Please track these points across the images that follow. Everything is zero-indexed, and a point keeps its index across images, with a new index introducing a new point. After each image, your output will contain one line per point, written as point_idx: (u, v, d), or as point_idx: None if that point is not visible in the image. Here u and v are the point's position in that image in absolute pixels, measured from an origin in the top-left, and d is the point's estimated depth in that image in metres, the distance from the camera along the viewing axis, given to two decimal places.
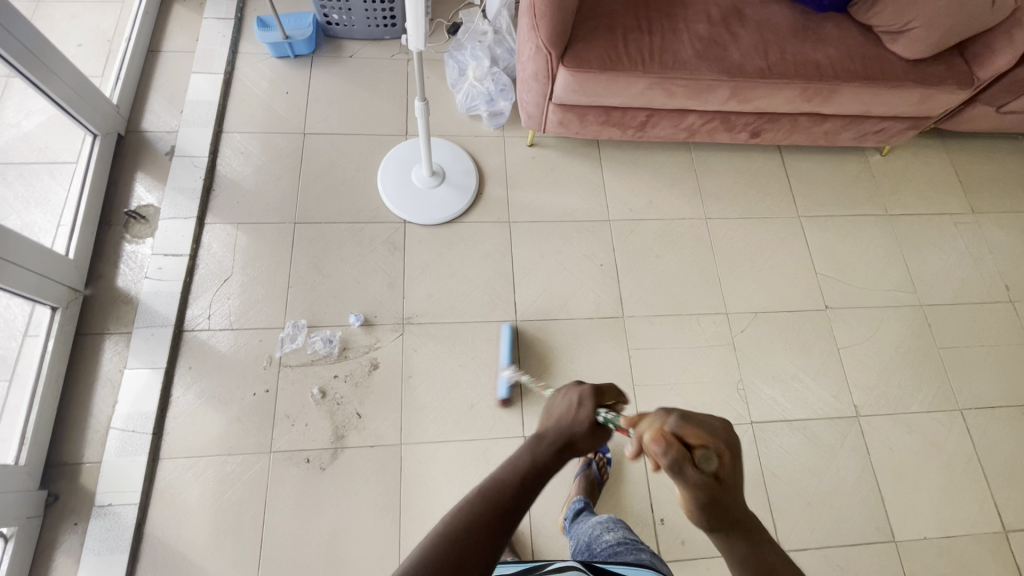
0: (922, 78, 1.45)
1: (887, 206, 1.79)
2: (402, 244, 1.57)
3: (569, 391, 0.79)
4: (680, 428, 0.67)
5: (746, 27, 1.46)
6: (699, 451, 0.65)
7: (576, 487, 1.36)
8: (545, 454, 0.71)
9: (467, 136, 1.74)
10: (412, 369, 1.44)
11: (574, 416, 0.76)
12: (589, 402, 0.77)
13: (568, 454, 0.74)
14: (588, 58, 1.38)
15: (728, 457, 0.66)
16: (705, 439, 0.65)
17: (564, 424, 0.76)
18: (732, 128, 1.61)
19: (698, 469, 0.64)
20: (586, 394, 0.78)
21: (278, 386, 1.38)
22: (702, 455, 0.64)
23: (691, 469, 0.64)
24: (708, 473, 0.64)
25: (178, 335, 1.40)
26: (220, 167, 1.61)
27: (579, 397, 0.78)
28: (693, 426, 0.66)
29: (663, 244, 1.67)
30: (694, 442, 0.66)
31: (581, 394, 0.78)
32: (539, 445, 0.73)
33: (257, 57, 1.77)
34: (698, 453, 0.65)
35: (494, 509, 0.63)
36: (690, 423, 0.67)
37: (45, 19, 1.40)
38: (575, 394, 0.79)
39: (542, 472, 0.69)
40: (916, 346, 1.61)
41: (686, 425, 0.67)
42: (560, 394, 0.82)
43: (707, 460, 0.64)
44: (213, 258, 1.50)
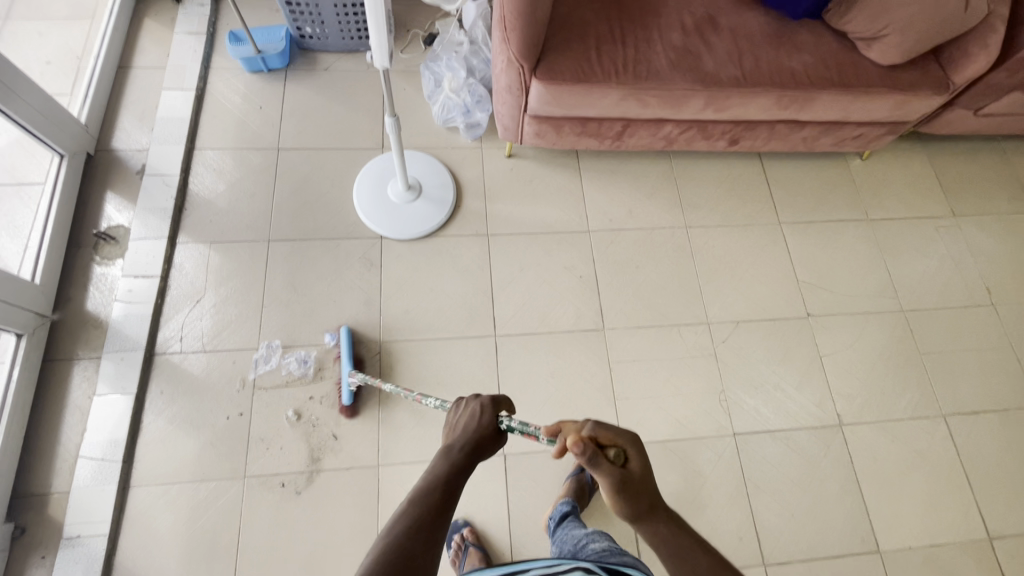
0: (897, 84, 1.45)
1: (868, 211, 1.78)
2: (378, 260, 1.55)
3: (468, 404, 0.82)
4: (593, 429, 0.74)
5: (720, 35, 1.45)
6: (610, 448, 0.73)
7: (564, 490, 1.34)
8: (458, 462, 0.75)
9: (444, 149, 1.72)
10: (389, 388, 1.42)
11: (478, 423, 0.79)
12: (489, 410, 0.81)
13: (478, 457, 0.77)
14: (561, 70, 1.36)
15: (635, 452, 0.74)
16: (615, 438, 0.74)
17: (469, 434, 0.78)
18: (710, 137, 1.60)
19: (610, 463, 0.72)
20: (486, 404, 0.81)
21: (252, 409, 1.36)
22: (613, 452, 0.73)
23: (605, 464, 0.72)
24: (617, 467, 0.72)
25: (149, 358, 1.38)
26: (192, 185, 1.58)
27: (481, 406, 0.81)
28: (604, 427, 0.75)
29: (644, 254, 1.65)
30: (606, 442, 0.74)
31: (481, 403, 0.81)
32: (450, 456, 0.75)
33: (229, 72, 1.74)
34: (610, 451, 0.73)
35: (422, 519, 0.66)
36: (602, 425, 0.75)
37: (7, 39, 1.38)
38: (475, 404, 0.82)
39: (459, 479, 0.73)
40: (898, 352, 1.60)
41: (599, 426, 0.74)
42: (459, 408, 0.84)
43: (617, 455, 0.73)
44: (185, 279, 1.48)
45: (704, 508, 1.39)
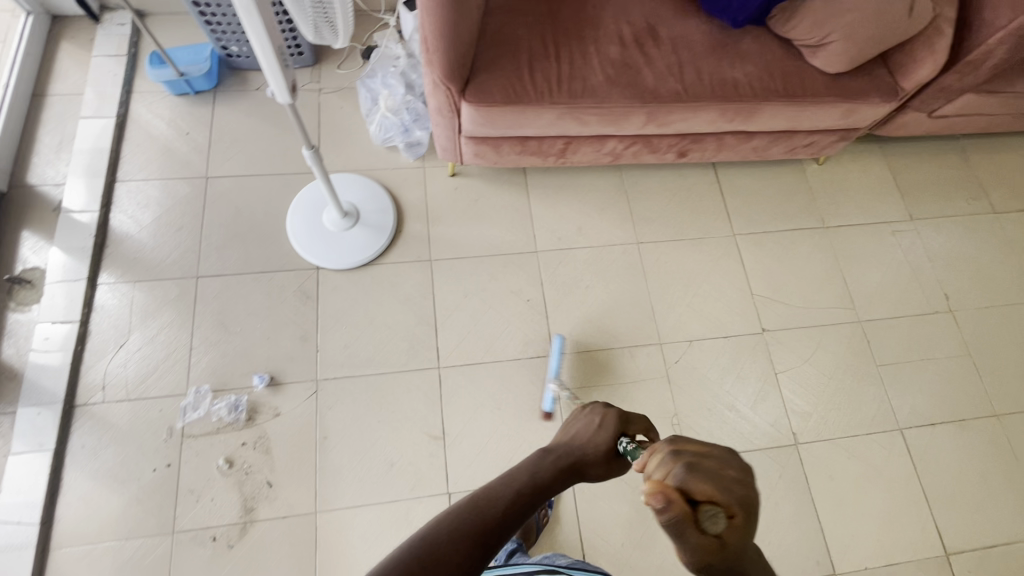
0: (844, 92, 1.39)
1: (825, 218, 1.73)
2: (315, 292, 1.48)
3: (590, 414, 0.80)
4: (683, 477, 0.51)
5: (660, 47, 1.38)
6: (704, 507, 0.50)
7: None
8: (557, 466, 0.70)
9: (384, 170, 1.65)
10: (327, 429, 1.36)
11: (591, 435, 0.76)
12: (612, 424, 0.77)
13: (575, 471, 0.72)
14: (491, 91, 1.29)
15: (740, 517, 0.51)
16: (716, 494, 0.50)
17: (579, 442, 0.75)
18: (657, 150, 1.54)
19: (701, 532, 0.50)
20: (612, 417, 0.78)
21: (180, 459, 1.30)
22: (708, 513, 0.50)
23: (692, 533, 0.49)
24: (713, 536, 0.50)
25: (69, 411, 1.31)
26: (115, 221, 1.50)
27: (602, 418, 0.78)
28: (704, 474, 0.51)
29: (594, 273, 1.60)
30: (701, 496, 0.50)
31: (605, 412, 0.79)
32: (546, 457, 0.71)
33: (153, 96, 1.65)
34: (703, 511, 0.50)
35: (477, 517, 0.58)
36: (697, 470, 0.51)
37: None
38: (597, 413, 0.80)
39: (553, 479, 0.68)
40: (856, 364, 1.57)
41: (692, 475, 0.51)
42: (580, 414, 0.82)
43: (712, 521, 0.50)
44: (108, 323, 1.40)
45: (657, 538, 1.35)
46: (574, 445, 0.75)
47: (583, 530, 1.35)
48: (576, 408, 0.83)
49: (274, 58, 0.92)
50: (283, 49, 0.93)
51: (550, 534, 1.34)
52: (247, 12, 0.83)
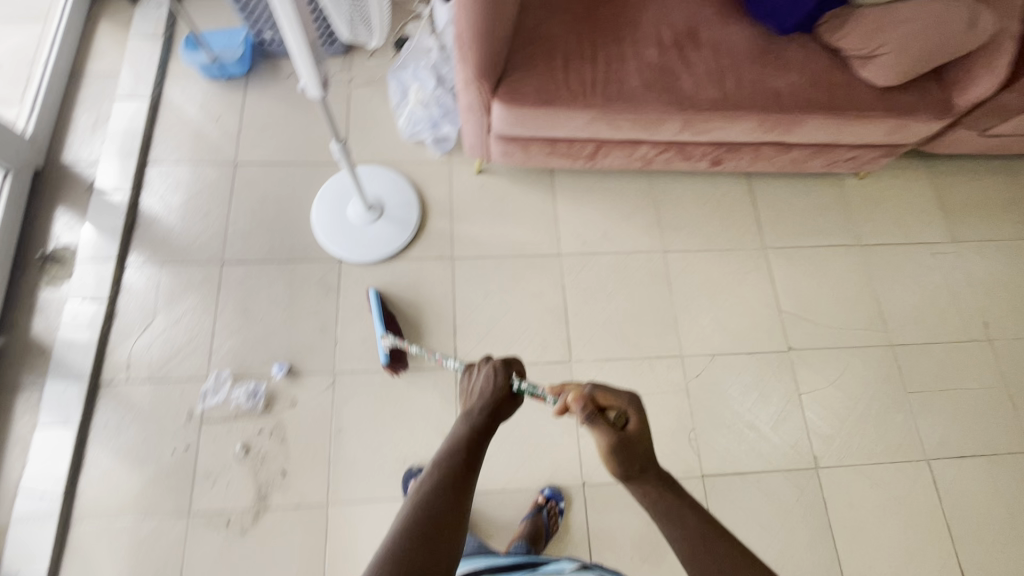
0: (894, 107, 1.33)
1: (860, 235, 1.67)
2: (336, 284, 1.49)
3: (479, 371, 0.82)
4: (593, 391, 0.74)
5: (700, 51, 1.34)
6: (610, 409, 0.73)
7: (520, 532, 1.29)
8: (480, 421, 0.75)
9: (411, 164, 1.63)
10: (342, 422, 1.36)
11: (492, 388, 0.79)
12: (501, 372, 0.80)
13: (501, 413, 0.78)
14: (523, 91, 1.27)
15: (635, 416, 0.72)
16: (614, 399, 0.73)
17: (487, 397, 0.78)
18: (690, 158, 1.50)
19: (609, 423, 0.72)
20: (497, 365, 0.81)
21: (199, 443, 1.32)
22: (612, 411, 0.73)
23: (601, 421, 0.72)
24: (617, 427, 0.72)
25: (94, 388, 1.33)
26: (145, 202, 1.52)
27: (493, 369, 0.80)
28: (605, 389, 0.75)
29: (617, 280, 1.57)
30: (605, 403, 0.74)
31: (492, 365, 0.81)
32: (471, 417, 0.75)
33: (187, 79, 1.66)
34: (609, 412, 0.73)
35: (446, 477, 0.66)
36: (602, 387, 0.75)
37: None
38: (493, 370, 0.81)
39: (484, 425, 0.75)
40: (883, 388, 1.51)
41: (599, 387, 0.75)
42: (470, 375, 0.83)
43: (614, 416, 0.72)
44: (135, 303, 1.42)
45: (668, 555, 1.33)
46: (485, 396, 0.78)
47: (592, 540, 1.34)
48: (464, 371, 0.84)
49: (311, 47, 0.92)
50: (316, 41, 0.92)
51: (560, 542, 1.33)
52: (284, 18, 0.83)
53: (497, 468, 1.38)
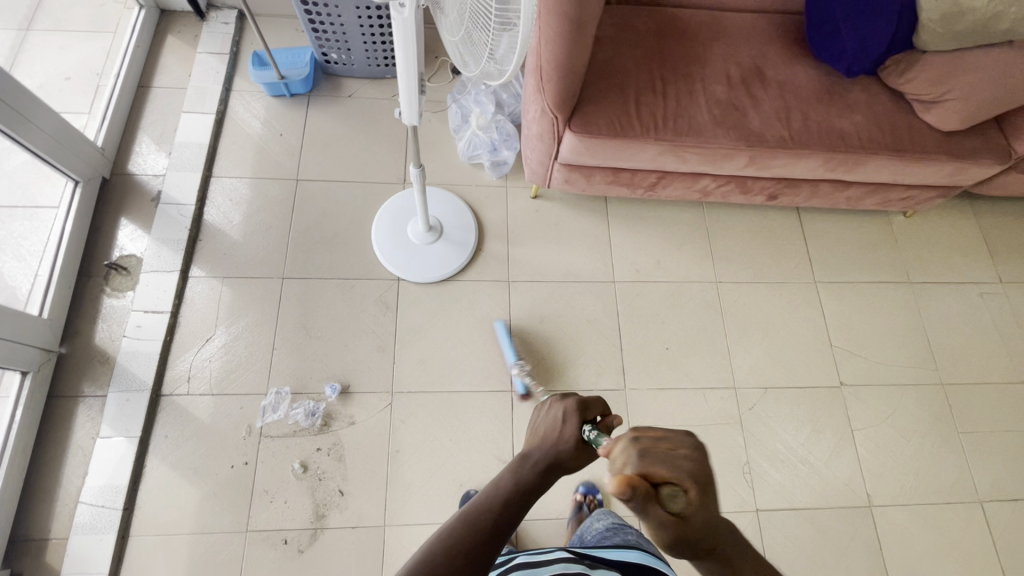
0: (957, 151, 1.35)
1: (908, 272, 1.69)
2: (395, 303, 1.50)
3: (551, 409, 0.75)
4: (641, 464, 0.56)
5: (767, 90, 1.37)
6: (664, 489, 0.55)
7: (568, 535, 1.32)
8: (526, 480, 0.67)
9: (468, 187, 1.66)
10: (399, 443, 1.36)
11: (557, 437, 0.71)
12: (574, 422, 0.73)
13: (554, 473, 0.69)
14: (597, 123, 1.29)
15: (697, 493, 0.56)
16: (671, 477, 0.55)
17: (550, 444, 0.71)
18: (748, 192, 1.52)
19: (665, 509, 0.55)
20: (569, 407, 0.74)
21: (257, 459, 1.31)
22: (668, 494, 0.55)
23: (657, 511, 0.55)
24: (674, 513, 0.56)
25: (155, 400, 1.33)
26: (207, 215, 1.54)
27: (563, 412, 0.74)
28: (655, 458, 0.56)
29: (670, 309, 1.58)
30: (660, 481, 0.55)
31: (565, 409, 0.74)
32: (523, 465, 0.69)
33: (252, 95, 1.69)
34: (664, 493, 0.55)
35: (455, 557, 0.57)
36: (654, 458, 0.56)
37: (24, 75, 1.37)
38: (563, 414, 0.74)
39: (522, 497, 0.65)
40: (935, 428, 1.51)
41: (650, 460, 0.56)
42: (544, 411, 0.77)
43: (672, 499, 0.55)
44: (196, 314, 1.42)
45: None
46: (546, 447, 0.71)
47: None
48: (539, 404, 0.79)
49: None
50: (424, 72, 0.93)
51: None
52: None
53: (551, 495, 1.37)
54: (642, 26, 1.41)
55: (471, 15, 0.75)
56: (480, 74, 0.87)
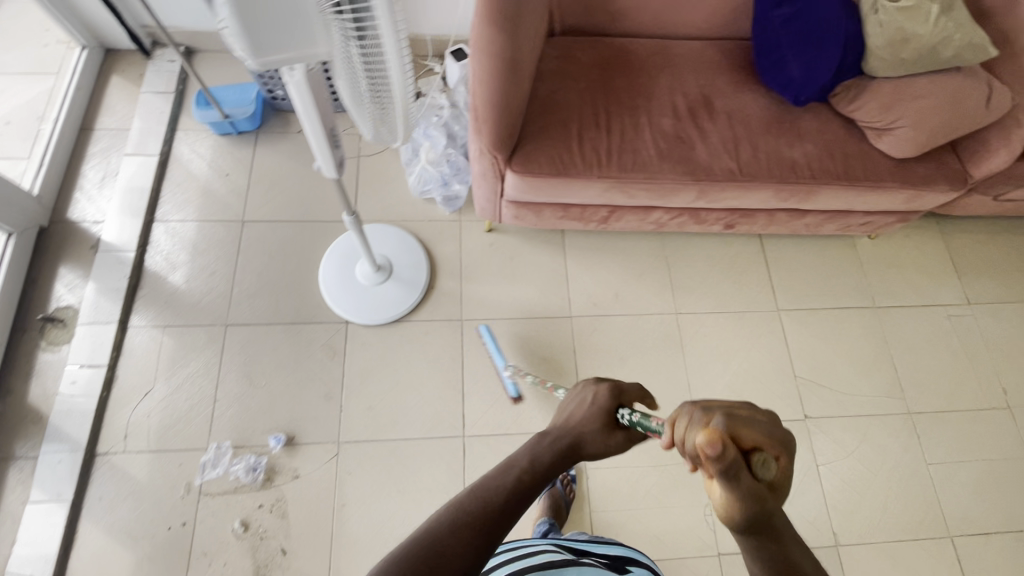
0: (910, 179, 1.31)
1: (874, 296, 1.65)
2: (343, 348, 1.45)
3: (581, 391, 0.75)
4: (728, 425, 0.45)
5: (715, 120, 1.33)
6: (754, 455, 0.45)
7: (540, 509, 1.32)
8: (547, 455, 0.66)
9: (420, 222, 1.62)
10: (346, 496, 1.32)
11: (585, 416, 0.71)
12: (604, 400, 0.73)
13: (575, 454, 0.68)
14: (538, 161, 1.25)
15: (785, 459, 0.47)
16: (763, 439, 0.46)
17: (576, 426, 0.71)
18: (703, 223, 1.49)
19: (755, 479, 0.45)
20: (603, 390, 0.74)
21: (196, 518, 1.26)
22: (760, 460, 0.45)
23: (747, 480, 0.44)
24: (764, 483, 0.45)
25: (90, 459, 1.29)
26: (149, 260, 1.50)
27: (594, 395, 0.74)
28: (743, 419, 0.46)
29: (629, 343, 1.54)
30: (749, 443, 0.45)
31: (596, 392, 0.74)
32: (543, 442, 0.67)
33: (197, 134, 1.65)
34: (756, 459, 0.45)
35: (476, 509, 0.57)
36: (742, 418, 0.46)
37: None
38: (589, 393, 0.74)
39: (551, 471, 0.65)
40: (903, 460, 1.47)
41: (737, 419, 0.46)
42: (574, 395, 0.77)
43: (765, 468, 0.45)
44: (135, 367, 1.38)
45: None
46: (569, 426, 0.71)
47: None
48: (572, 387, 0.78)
49: (286, 67, 0.69)
50: (331, 126, 0.87)
51: None
52: (231, 35, 0.62)
53: None
54: (586, 58, 1.38)
55: (346, 83, 0.73)
56: (386, 130, 0.84)
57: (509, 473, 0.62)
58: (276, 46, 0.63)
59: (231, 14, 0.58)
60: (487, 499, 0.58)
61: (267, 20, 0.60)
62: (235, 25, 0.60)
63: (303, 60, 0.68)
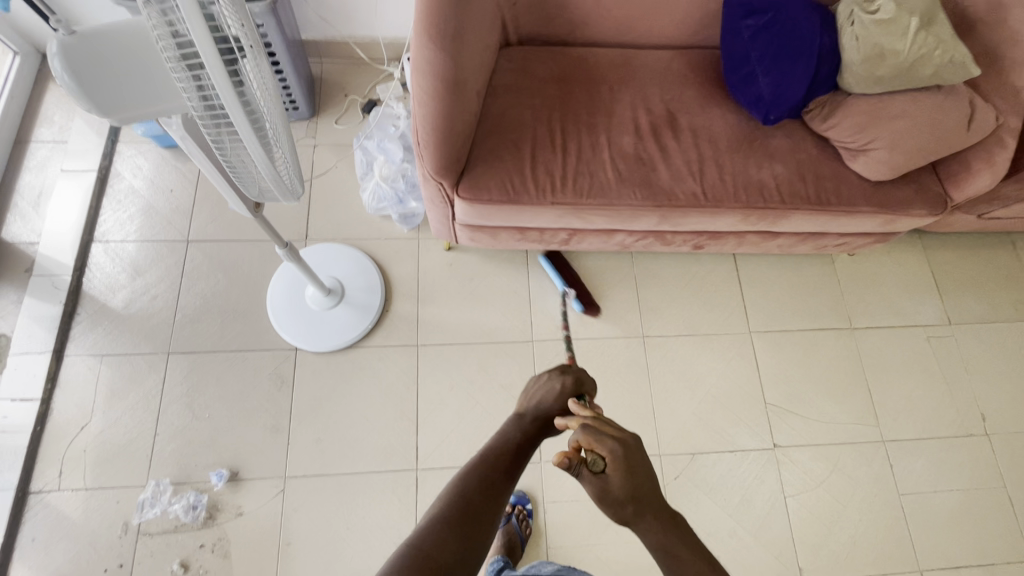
0: (886, 202, 1.23)
1: (851, 317, 1.58)
2: (291, 376, 1.39)
3: (547, 380, 0.89)
4: (580, 434, 0.70)
5: (680, 138, 1.25)
6: (590, 455, 0.68)
7: (494, 546, 1.27)
8: (529, 429, 0.82)
9: (376, 240, 1.54)
10: (291, 534, 1.27)
11: (553, 399, 0.86)
12: (570, 388, 0.88)
13: (546, 429, 0.84)
14: (487, 186, 1.17)
15: (618, 463, 0.67)
16: (596, 445, 0.69)
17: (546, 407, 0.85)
18: (670, 244, 1.41)
19: (591, 471, 0.68)
20: (568, 382, 0.88)
21: (133, 560, 1.21)
22: (592, 459, 0.68)
23: (585, 472, 0.68)
24: (600, 475, 0.68)
25: (21, 498, 1.23)
26: (88, 284, 1.42)
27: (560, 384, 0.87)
28: (592, 431, 0.70)
29: (593, 369, 1.47)
30: (589, 447, 0.69)
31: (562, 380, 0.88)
32: (522, 422, 0.83)
33: (141, 146, 1.57)
34: (589, 457, 0.68)
35: (490, 469, 0.73)
36: (590, 430, 0.70)
37: None
38: (554, 379, 0.89)
39: (531, 439, 0.81)
40: (874, 491, 1.42)
41: (586, 431, 0.70)
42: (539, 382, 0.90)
43: (597, 464, 0.68)
44: (71, 399, 1.32)
45: None
46: (540, 408, 0.85)
47: None
48: (535, 376, 0.91)
49: (152, 119, 0.62)
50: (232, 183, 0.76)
51: None
52: (71, 92, 0.55)
53: None
54: (543, 71, 1.29)
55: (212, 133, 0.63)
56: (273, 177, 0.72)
57: (503, 446, 0.78)
58: (126, 95, 0.57)
59: (61, 64, 0.52)
60: (489, 469, 0.73)
61: (101, 62, 0.54)
62: (70, 78, 0.53)
63: (167, 113, 0.62)
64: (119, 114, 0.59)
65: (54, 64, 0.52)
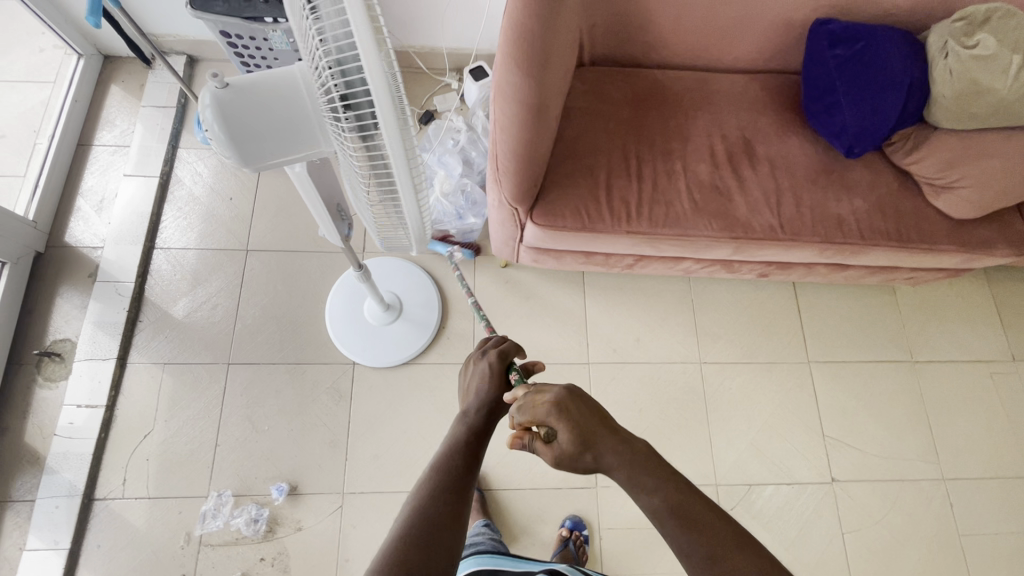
0: (969, 241, 1.19)
1: (912, 349, 1.55)
2: (349, 392, 1.39)
3: (475, 368, 0.82)
4: (520, 414, 0.68)
5: (757, 168, 1.22)
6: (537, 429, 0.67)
7: None
8: (477, 423, 0.73)
9: (433, 255, 1.53)
10: (349, 551, 1.27)
11: (486, 385, 0.78)
12: (495, 367, 0.80)
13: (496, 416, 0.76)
14: (561, 212, 1.15)
15: (562, 423, 0.65)
16: (535, 418, 0.67)
17: (484, 393, 0.77)
18: (736, 272, 1.38)
19: (545, 444, 0.67)
20: (490, 360, 0.81)
21: (195, 571, 1.22)
22: (542, 434, 0.67)
23: (539, 447, 0.68)
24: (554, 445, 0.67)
25: (87, 505, 1.25)
26: (150, 291, 1.43)
27: (487, 367, 0.80)
28: (526, 409, 0.68)
29: (650, 394, 1.46)
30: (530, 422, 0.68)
31: (488, 362, 0.81)
32: (466, 419, 0.74)
33: (200, 153, 1.57)
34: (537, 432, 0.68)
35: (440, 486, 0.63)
36: (525, 405, 0.68)
37: None
38: (482, 365, 0.81)
39: (479, 434, 0.72)
40: (934, 531, 1.39)
41: (522, 409, 0.68)
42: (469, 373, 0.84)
43: (545, 436, 0.67)
44: (134, 407, 1.33)
45: None
46: (481, 398, 0.77)
47: None
48: (461, 370, 0.85)
49: (286, 168, 0.62)
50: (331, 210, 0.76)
51: None
52: (219, 146, 0.55)
53: None
54: (617, 94, 1.27)
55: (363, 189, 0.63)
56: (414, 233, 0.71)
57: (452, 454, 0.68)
58: (269, 146, 0.56)
59: (213, 117, 0.52)
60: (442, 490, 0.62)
61: (249, 112, 0.53)
62: (219, 130, 0.53)
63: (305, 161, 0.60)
64: (259, 166, 0.59)
65: (206, 117, 0.52)
